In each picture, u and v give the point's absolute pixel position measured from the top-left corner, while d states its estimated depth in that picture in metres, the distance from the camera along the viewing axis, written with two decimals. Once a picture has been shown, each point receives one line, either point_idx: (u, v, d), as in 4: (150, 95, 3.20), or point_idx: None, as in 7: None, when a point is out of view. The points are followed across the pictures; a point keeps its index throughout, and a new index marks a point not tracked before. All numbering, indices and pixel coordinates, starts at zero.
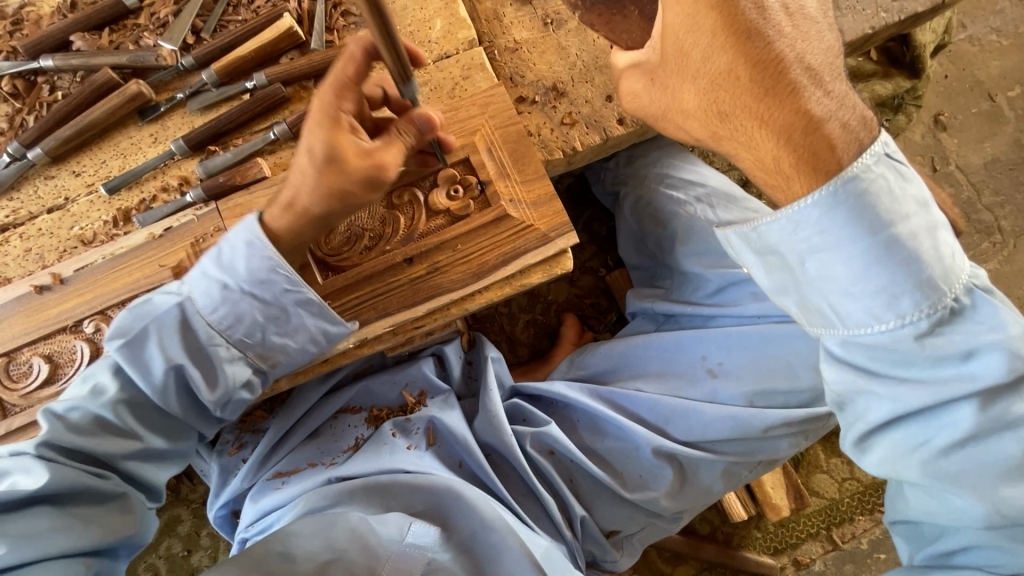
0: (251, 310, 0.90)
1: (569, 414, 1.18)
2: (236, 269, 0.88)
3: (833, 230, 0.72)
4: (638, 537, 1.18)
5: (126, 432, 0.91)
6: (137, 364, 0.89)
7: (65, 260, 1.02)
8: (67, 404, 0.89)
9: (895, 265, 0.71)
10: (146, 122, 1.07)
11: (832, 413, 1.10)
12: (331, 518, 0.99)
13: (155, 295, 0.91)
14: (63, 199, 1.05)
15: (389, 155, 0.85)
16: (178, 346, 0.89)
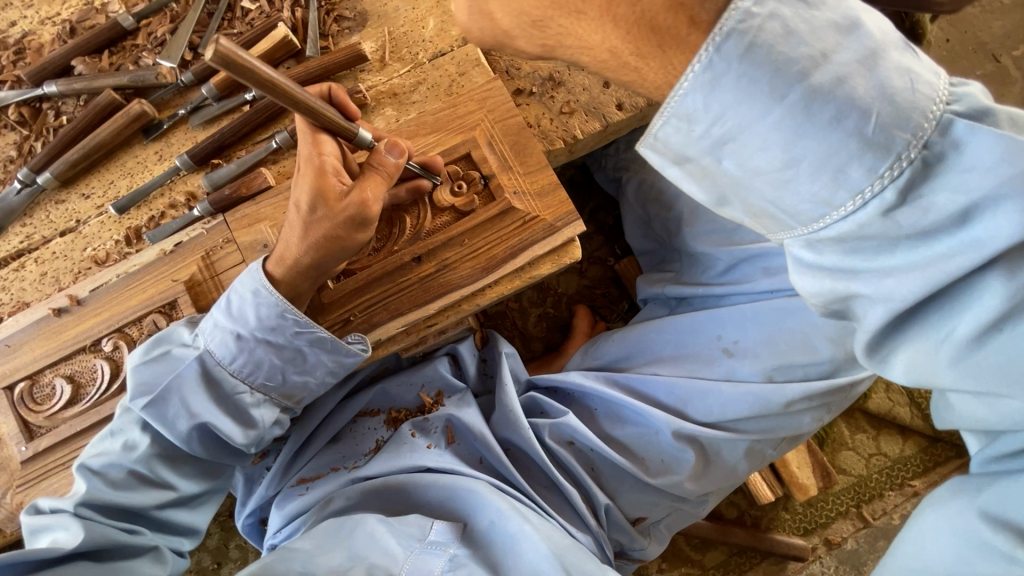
0: (267, 355, 0.92)
1: (587, 403, 1.17)
2: (247, 318, 0.90)
3: (731, 92, 0.52)
4: (666, 523, 1.17)
5: (160, 482, 0.95)
6: (165, 418, 0.91)
7: (80, 282, 1.03)
8: (102, 461, 0.91)
9: (831, 105, 0.51)
10: (150, 141, 1.08)
11: (855, 385, 1.06)
12: (351, 523, 0.99)
13: (174, 348, 0.93)
14: (74, 221, 1.06)
15: (366, 190, 0.88)
16: (203, 397, 0.92)
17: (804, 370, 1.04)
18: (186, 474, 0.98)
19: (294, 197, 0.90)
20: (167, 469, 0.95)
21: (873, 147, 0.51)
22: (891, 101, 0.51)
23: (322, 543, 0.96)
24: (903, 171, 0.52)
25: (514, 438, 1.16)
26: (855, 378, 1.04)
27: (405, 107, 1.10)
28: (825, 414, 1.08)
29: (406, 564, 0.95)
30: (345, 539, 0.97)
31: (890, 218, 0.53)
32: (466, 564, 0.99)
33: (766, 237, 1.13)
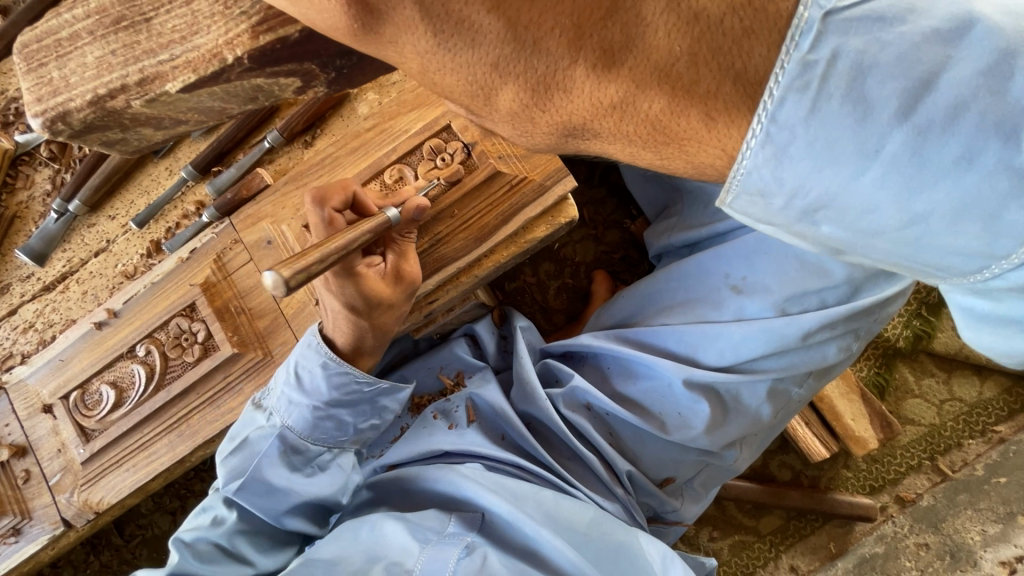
0: (342, 415, 1.00)
1: (600, 364, 1.15)
2: (319, 391, 0.96)
3: (826, 141, 0.39)
4: (698, 480, 1.14)
5: (241, 558, 1.01)
6: (255, 498, 0.99)
7: (114, 295, 1.12)
8: (194, 534, 1.00)
9: (987, 126, 0.38)
10: (161, 157, 1.15)
11: (879, 305, 0.97)
12: (369, 526, 1.03)
13: (254, 433, 0.98)
14: (105, 241, 1.16)
15: (411, 267, 0.94)
16: (288, 468, 1.00)
17: (816, 298, 0.97)
18: (262, 552, 1.05)
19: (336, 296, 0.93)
20: (248, 548, 1.02)
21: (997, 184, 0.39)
22: None
23: (342, 547, 1.01)
24: None
25: (533, 410, 1.15)
26: (876, 297, 0.96)
27: (386, 89, 1.10)
28: (847, 340, 1.00)
29: (421, 557, 0.97)
30: (365, 542, 1.01)
31: None
32: (483, 547, 1.01)
33: None
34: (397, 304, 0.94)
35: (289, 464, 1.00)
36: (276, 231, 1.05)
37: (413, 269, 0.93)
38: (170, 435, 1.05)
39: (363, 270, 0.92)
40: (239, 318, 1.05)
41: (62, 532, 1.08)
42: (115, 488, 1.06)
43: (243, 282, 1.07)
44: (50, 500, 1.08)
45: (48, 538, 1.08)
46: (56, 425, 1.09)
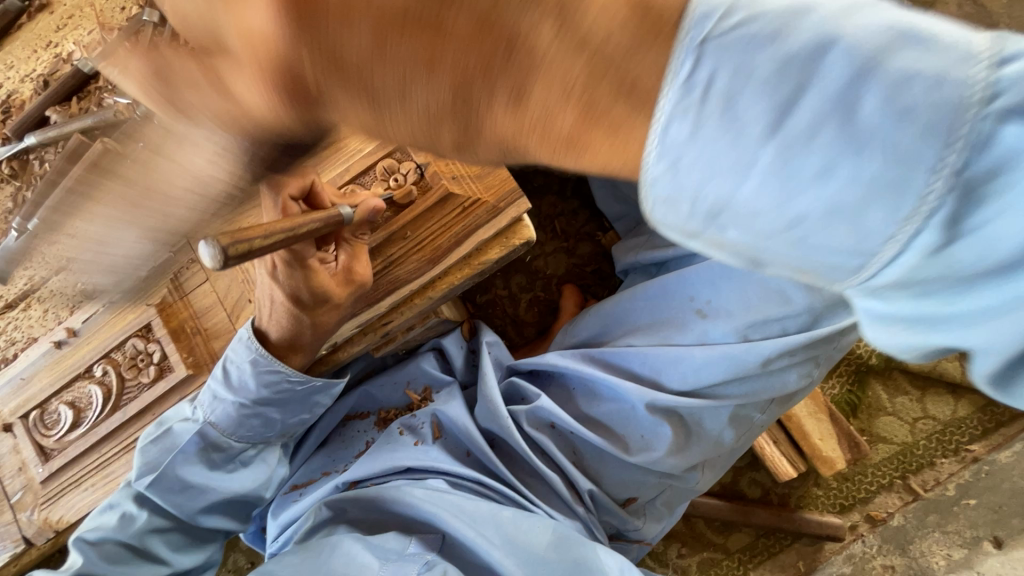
0: (273, 413, 1.03)
1: (565, 383, 1.14)
2: (247, 387, 0.96)
3: (705, 146, 0.35)
4: (661, 500, 1.12)
5: (156, 557, 1.06)
6: (171, 493, 1.04)
7: (75, 314, 1.12)
8: (99, 533, 1.01)
9: (842, 138, 0.33)
10: None
11: (841, 334, 0.95)
12: (330, 548, 1.02)
13: (176, 424, 1.00)
14: (66, 259, 1.15)
15: (361, 267, 0.94)
16: (207, 465, 1.04)
17: (777, 326, 0.94)
18: (177, 547, 1.09)
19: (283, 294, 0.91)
20: (159, 544, 1.06)
21: (908, 184, 0.33)
22: (908, 117, 0.32)
23: (302, 568, 1.00)
24: (942, 199, 0.33)
25: (496, 429, 1.15)
26: (837, 326, 0.93)
27: None
28: (807, 368, 0.98)
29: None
30: (324, 564, 1.00)
31: (948, 254, 0.34)
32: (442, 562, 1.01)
33: None
34: (343, 305, 0.93)
35: (207, 461, 1.03)
36: None
37: (365, 269, 0.93)
38: (130, 454, 1.06)
39: (315, 264, 0.90)
40: (195, 338, 1.05)
41: (23, 549, 1.09)
42: (76, 507, 1.07)
43: (200, 302, 1.06)
44: (11, 518, 1.09)
45: (9, 556, 1.09)
46: (17, 444, 1.10)
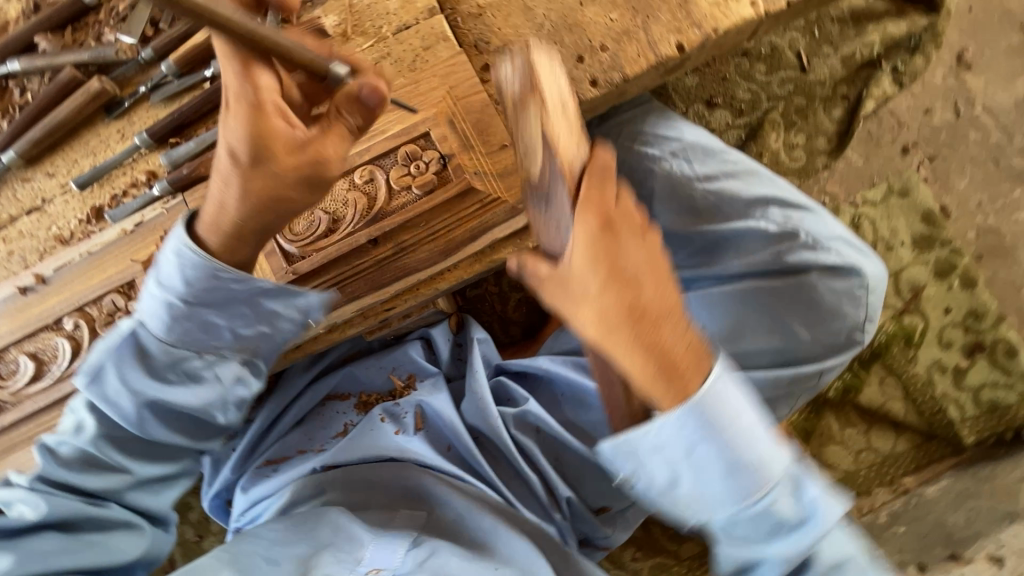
0: (213, 316, 0.88)
1: (553, 389, 1.19)
2: (174, 283, 0.85)
3: (663, 435, 0.75)
4: (632, 511, 1.18)
5: (117, 466, 0.94)
6: (109, 399, 0.90)
7: (45, 260, 1.04)
8: (58, 439, 0.93)
9: (721, 462, 0.75)
10: (113, 119, 1.07)
11: (826, 373, 1.00)
12: (315, 520, 1.04)
13: (121, 321, 0.92)
14: (40, 200, 1.07)
15: (326, 145, 0.80)
16: (154, 373, 0.90)
17: (769, 357, 1.00)
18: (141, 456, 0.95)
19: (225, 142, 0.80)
20: (117, 452, 0.93)
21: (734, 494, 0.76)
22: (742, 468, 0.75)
23: (288, 535, 1.01)
24: (749, 500, 0.76)
25: (484, 426, 1.17)
26: (824, 366, 0.98)
27: None
28: (792, 403, 1.02)
29: (370, 547, 0.99)
30: (312, 534, 1.02)
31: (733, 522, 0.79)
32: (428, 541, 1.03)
33: (738, 212, 1.05)
34: (286, 180, 0.81)
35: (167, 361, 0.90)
36: None
37: (333, 151, 0.80)
38: None
39: (273, 114, 0.79)
40: None
41: None
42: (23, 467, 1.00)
43: None
44: None
45: None
46: None
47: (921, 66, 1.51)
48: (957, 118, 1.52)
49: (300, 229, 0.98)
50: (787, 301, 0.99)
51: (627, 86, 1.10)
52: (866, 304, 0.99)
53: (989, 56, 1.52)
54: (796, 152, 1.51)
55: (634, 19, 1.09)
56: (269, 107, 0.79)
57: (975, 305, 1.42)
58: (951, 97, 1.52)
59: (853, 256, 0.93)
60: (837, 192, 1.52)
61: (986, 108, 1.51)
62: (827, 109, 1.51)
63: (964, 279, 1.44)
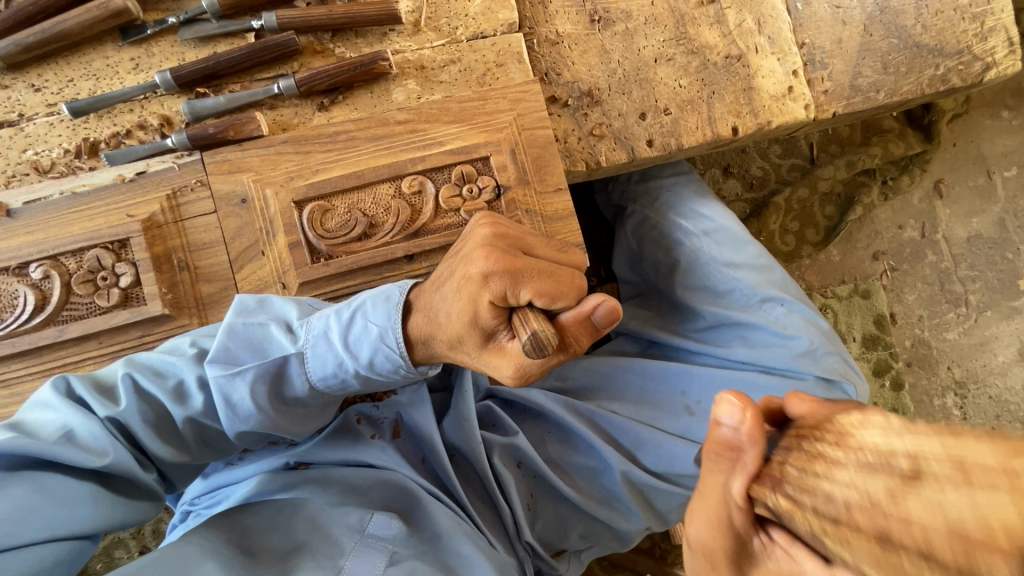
0: (347, 379, 0.81)
1: (540, 426, 1.26)
2: (358, 340, 0.78)
3: None
4: (587, 553, 1.24)
5: (181, 437, 0.81)
6: (229, 412, 0.78)
7: (13, 188, 0.89)
8: (156, 379, 0.78)
9: None
10: (128, 44, 0.93)
11: None
12: (292, 506, 1.05)
13: (273, 326, 0.80)
14: (17, 114, 0.91)
15: (567, 282, 0.72)
16: (272, 396, 0.79)
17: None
18: (212, 439, 0.84)
19: (471, 248, 0.74)
20: (197, 431, 0.81)
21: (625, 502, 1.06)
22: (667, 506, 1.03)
23: (268, 522, 1.02)
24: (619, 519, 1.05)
25: (464, 447, 1.18)
26: None
27: (430, 83, 0.99)
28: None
29: (353, 554, 0.97)
30: (286, 521, 1.02)
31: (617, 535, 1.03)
32: (406, 559, 0.99)
33: (750, 306, 1.18)
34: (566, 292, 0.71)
35: (278, 394, 0.80)
36: (257, 193, 0.91)
37: (569, 285, 0.72)
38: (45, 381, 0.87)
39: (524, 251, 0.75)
40: (180, 274, 0.90)
41: None
42: None
43: (197, 234, 0.91)
44: None
45: None
46: None
47: (906, 185, 1.66)
48: (921, 238, 1.70)
49: (331, 224, 0.92)
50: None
51: (679, 154, 1.12)
52: None
53: (958, 191, 1.70)
54: (787, 237, 1.62)
55: (701, 91, 1.10)
56: (492, 300, 0.69)
57: (897, 406, 1.63)
58: (921, 219, 1.70)
59: (846, 371, 1.13)
60: (812, 282, 1.66)
61: (945, 236, 1.70)
62: (822, 205, 1.63)
63: (893, 381, 1.64)
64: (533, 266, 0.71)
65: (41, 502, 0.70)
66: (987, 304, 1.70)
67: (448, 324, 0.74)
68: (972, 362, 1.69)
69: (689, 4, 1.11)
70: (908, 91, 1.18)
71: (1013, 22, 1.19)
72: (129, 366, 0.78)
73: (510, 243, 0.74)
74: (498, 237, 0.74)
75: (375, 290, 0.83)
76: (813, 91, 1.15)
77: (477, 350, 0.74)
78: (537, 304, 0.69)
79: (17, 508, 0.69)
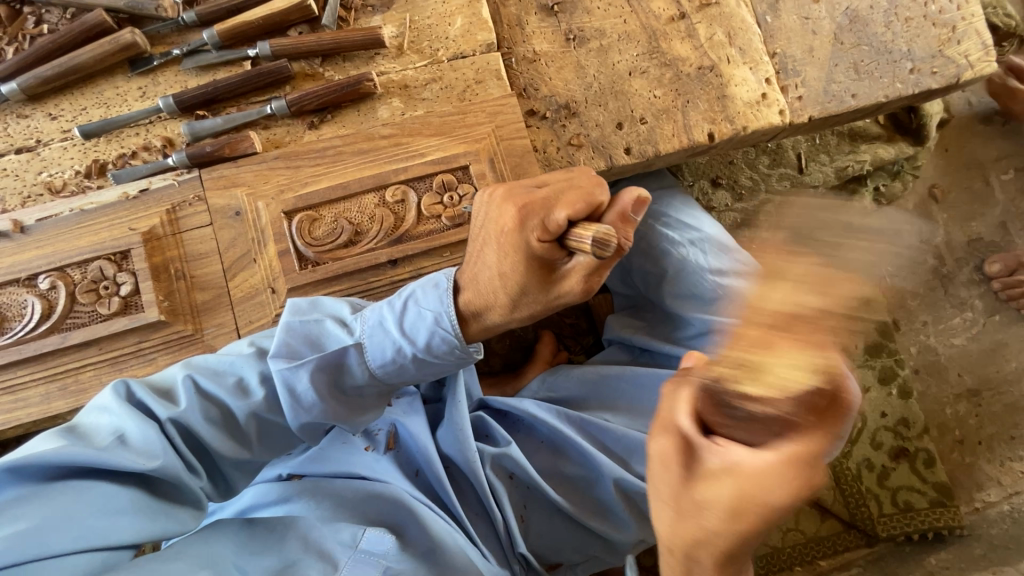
0: (402, 358, 0.84)
1: (533, 435, 1.26)
2: (417, 315, 0.82)
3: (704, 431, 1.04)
4: (583, 567, 1.22)
5: (241, 438, 0.83)
6: (291, 400, 0.81)
7: (27, 207, 0.97)
8: (216, 380, 0.81)
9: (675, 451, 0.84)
10: (136, 75, 1.01)
11: None
12: (280, 530, 1.01)
13: (328, 318, 0.85)
14: (34, 141, 0.99)
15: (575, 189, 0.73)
16: (331, 383, 0.83)
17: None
18: (267, 440, 0.86)
19: (488, 214, 0.80)
20: (252, 431, 0.84)
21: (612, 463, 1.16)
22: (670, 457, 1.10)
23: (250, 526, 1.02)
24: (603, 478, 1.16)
25: (457, 457, 1.18)
26: None
27: (414, 101, 1.05)
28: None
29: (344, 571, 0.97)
30: (279, 543, 0.99)
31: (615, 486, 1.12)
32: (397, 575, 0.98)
33: None
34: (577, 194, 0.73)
35: (337, 384, 0.84)
36: (250, 205, 0.97)
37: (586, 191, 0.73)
38: (49, 385, 0.92)
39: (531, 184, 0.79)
40: (177, 283, 0.95)
41: None
42: None
43: (194, 245, 0.97)
44: None
45: None
46: None
47: (899, 191, 1.66)
48: (919, 244, 1.68)
49: (318, 232, 0.97)
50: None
51: (657, 161, 1.15)
52: None
53: (954, 196, 1.70)
54: None
55: (675, 101, 1.15)
56: (538, 237, 0.72)
57: (907, 415, 1.59)
58: (918, 224, 1.69)
59: None
60: None
61: (944, 241, 1.69)
62: None
63: (900, 389, 1.60)
64: (553, 193, 0.74)
65: (84, 509, 0.70)
66: (995, 308, 1.65)
67: (496, 285, 0.79)
68: (984, 369, 1.64)
69: (660, 21, 1.17)
70: (884, 94, 1.20)
71: (984, 26, 1.22)
72: (188, 368, 0.82)
73: (522, 187, 0.79)
74: (510, 188, 0.79)
75: (421, 279, 0.87)
76: (787, 97, 1.19)
77: (544, 296, 0.78)
78: (577, 218, 0.70)
79: (61, 514, 0.69)
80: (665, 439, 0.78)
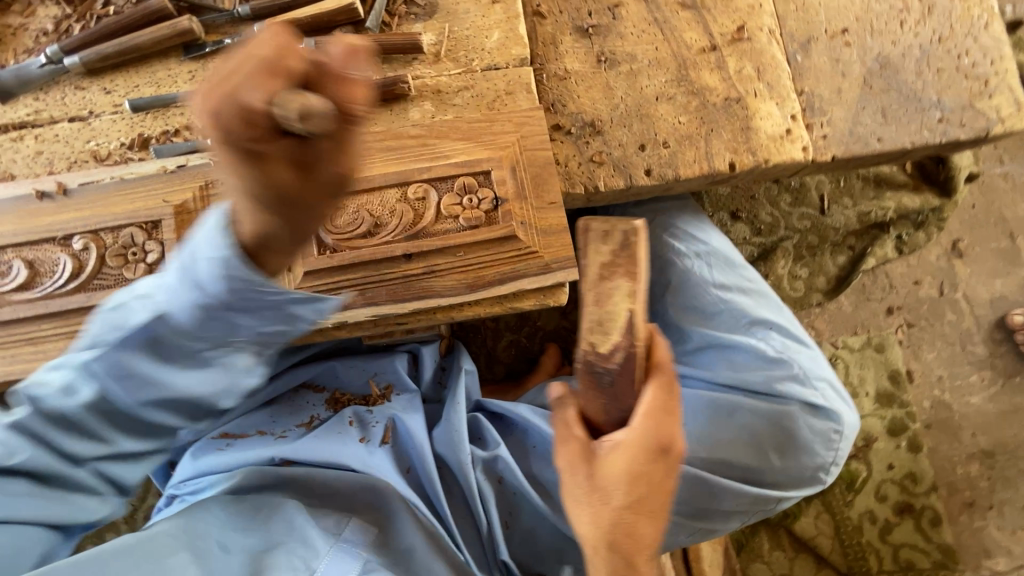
0: (198, 314, 0.69)
1: (525, 439, 1.25)
2: (189, 265, 0.67)
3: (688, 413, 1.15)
4: None
5: (100, 428, 0.79)
6: (125, 383, 0.73)
7: (73, 171, 1.02)
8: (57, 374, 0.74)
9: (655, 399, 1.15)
10: (188, 59, 1.07)
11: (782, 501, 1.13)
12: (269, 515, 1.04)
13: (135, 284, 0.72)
14: (87, 111, 1.06)
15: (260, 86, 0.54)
16: (158, 361, 0.73)
17: (743, 471, 1.11)
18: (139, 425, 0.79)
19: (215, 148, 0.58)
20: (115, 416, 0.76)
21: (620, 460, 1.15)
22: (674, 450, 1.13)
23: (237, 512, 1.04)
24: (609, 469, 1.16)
25: (449, 457, 1.19)
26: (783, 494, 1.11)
27: (445, 106, 1.09)
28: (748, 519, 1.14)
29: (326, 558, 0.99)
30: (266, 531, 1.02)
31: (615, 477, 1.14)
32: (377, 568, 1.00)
33: (739, 329, 1.17)
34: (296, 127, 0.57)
35: (165, 355, 0.73)
36: None
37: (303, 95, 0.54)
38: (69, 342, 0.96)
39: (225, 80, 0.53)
40: None
41: None
42: None
43: None
44: None
45: None
46: None
47: (922, 241, 1.65)
48: (940, 296, 1.66)
49: (340, 221, 1.00)
50: (772, 426, 1.10)
51: (677, 185, 1.17)
52: (836, 450, 1.12)
53: (979, 251, 1.67)
54: (796, 284, 1.63)
55: (699, 128, 1.17)
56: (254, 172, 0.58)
57: (915, 469, 1.55)
58: (940, 276, 1.66)
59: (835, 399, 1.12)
60: (822, 330, 1.64)
61: (967, 296, 1.66)
62: (833, 255, 1.63)
63: (910, 443, 1.57)
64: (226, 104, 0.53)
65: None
66: (1015, 369, 1.61)
67: (254, 223, 0.64)
68: (1001, 431, 1.59)
69: (691, 51, 1.20)
70: (910, 140, 1.21)
71: (1017, 83, 1.22)
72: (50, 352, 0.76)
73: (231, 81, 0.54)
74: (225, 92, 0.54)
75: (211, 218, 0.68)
76: (811, 135, 1.20)
77: (297, 238, 0.66)
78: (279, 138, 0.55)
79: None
80: (565, 446, 0.83)
